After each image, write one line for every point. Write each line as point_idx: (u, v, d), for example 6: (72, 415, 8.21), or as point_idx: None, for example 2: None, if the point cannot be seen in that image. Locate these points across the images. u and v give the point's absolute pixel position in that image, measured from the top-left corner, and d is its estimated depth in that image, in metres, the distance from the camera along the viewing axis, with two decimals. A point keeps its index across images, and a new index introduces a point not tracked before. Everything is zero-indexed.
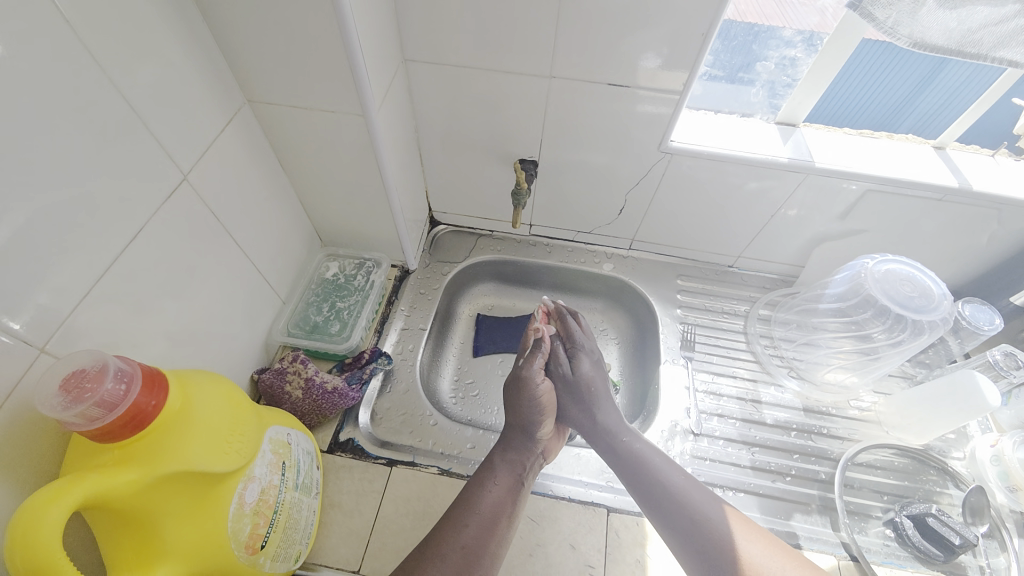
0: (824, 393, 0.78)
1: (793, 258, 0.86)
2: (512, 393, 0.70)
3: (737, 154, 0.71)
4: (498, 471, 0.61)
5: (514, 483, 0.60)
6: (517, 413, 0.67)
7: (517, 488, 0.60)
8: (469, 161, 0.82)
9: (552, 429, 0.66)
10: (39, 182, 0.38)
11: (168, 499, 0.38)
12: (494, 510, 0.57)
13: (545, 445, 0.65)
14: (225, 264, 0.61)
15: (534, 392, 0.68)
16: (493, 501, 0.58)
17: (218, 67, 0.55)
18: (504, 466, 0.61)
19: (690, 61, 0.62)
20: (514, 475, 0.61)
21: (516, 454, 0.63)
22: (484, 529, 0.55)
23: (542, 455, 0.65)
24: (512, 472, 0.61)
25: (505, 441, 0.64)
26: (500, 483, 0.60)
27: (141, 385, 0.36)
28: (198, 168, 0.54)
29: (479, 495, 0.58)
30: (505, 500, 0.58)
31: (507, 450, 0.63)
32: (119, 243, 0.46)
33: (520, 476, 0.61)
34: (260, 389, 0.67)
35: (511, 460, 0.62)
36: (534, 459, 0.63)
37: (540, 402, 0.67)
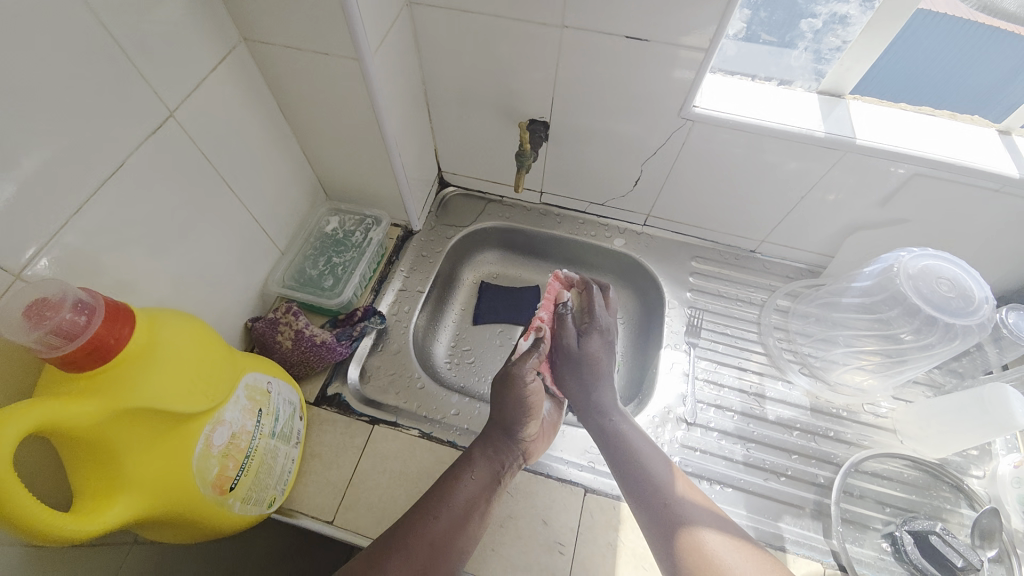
0: (837, 395, 0.72)
1: (822, 247, 0.79)
2: (498, 392, 0.63)
3: (768, 125, 0.64)
4: (476, 465, 0.58)
5: (491, 479, 0.57)
6: (501, 409, 0.62)
7: (494, 484, 0.57)
8: (477, 120, 0.78)
9: (537, 429, 0.62)
10: (7, 106, 0.38)
11: (129, 432, 0.38)
12: (467, 504, 0.55)
13: (528, 445, 0.61)
14: (219, 209, 0.61)
15: (522, 391, 0.62)
16: (469, 495, 0.55)
17: (211, 1, 0.53)
18: (483, 462, 0.58)
19: (720, 14, 0.55)
20: (493, 470, 0.58)
21: (495, 450, 0.59)
22: (456, 524, 0.53)
23: (523, 455, 0.61)
24: (490, 468, 0.58)
25: (485, 437, 0.61)
26: (477, 477, 0.57)
27: (101, 318, 0.37)
28: (187, 107, 0.53)
29: (453, 488, 0.55)
30: (479, 497, 0.56)
31: (487, 446, 0.60)
32: (99, 176, 0.45)
33: (498, 473, 0.58)
34: (252, 337, 0.68)
35: (491, 455, 0.59)
36: (513, 458, 0.60)
37: (527, 402, 0.61)
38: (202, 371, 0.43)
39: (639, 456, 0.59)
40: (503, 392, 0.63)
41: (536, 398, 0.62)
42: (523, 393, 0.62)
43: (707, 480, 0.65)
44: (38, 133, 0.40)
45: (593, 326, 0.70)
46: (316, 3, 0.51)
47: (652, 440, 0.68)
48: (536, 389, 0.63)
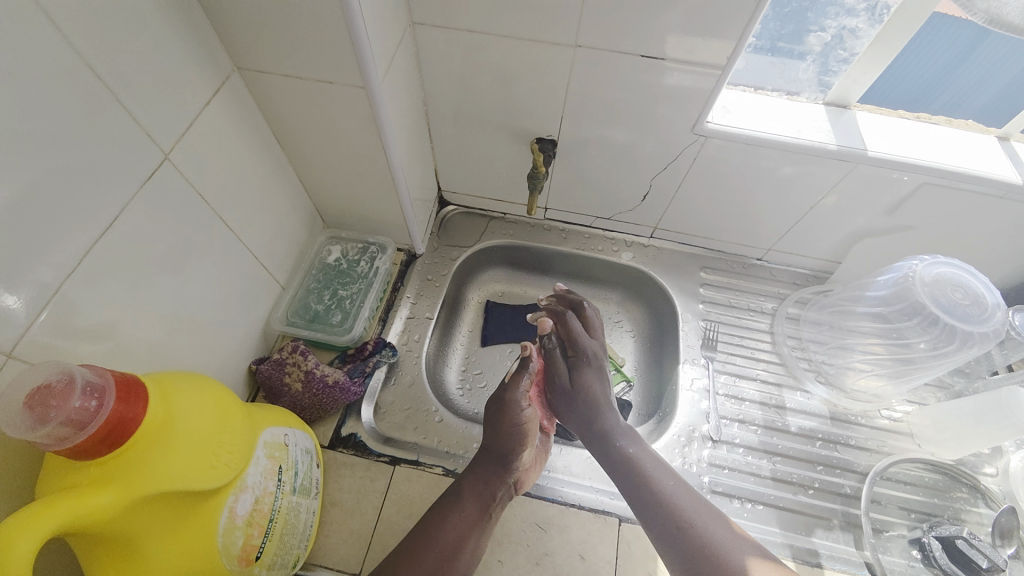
0: (853, 401, 0.73)
1: (829, 253, 0.80)
2: (493, 419, 0.61)
3: (778, 140, 0.64)
4: (465, 500, 0.55)
5: (480, 514, 0.55)
6: (493, 439, 0.59)
7: (483, 521, 0.54)
8: (480, 139, 0.76)
9: (529, 461, 0.59)
10: None
11: (148, 517, 0.36)
12: (454, 543, 0.52)
13: (519, 475, 0.59)
14: (216, 250, 0.57)
15: (517, 418, 0.60)
16: (456, 534, 0.52)
17: (202, 32, 0.49)
18: (473, 497, 0.55)
19: (730, 31, 0.54)
20: (483, 504, 0.55)
21: (485, 481, 0.57)
22: (441, 566, 0.50)
23: (514, 485, 0.59)
24: (479, 502, 0.55)
25: (475, 469, 0.58)
26: (466, 512, 0.54)
27: (114, 398, 0.34)
28: (181, 148, 0.50)
29: (440, 526, 0.52)
30: (467, 534, 0.53)
31: (477, 478, 0.57)
32: (89, 233, 0.42)
33: (488, 508, 0.55)
34: (258, 380, 0.64)
35: (481, 489, 0.56)
36: (505, 489, 0.57)
37: (521, 430, 0.59)
38: (222, 442, 0.39)
39: (661, 491, 0.54)
40: (495, 419, 0.61)
41: (529, 426, 0.60)
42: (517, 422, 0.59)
43: (738, 499, 0.64)
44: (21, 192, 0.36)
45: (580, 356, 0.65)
46: (320, 31, 0.48)
47: (680, 460, 0.67)
48: (531, 415, 0.61)
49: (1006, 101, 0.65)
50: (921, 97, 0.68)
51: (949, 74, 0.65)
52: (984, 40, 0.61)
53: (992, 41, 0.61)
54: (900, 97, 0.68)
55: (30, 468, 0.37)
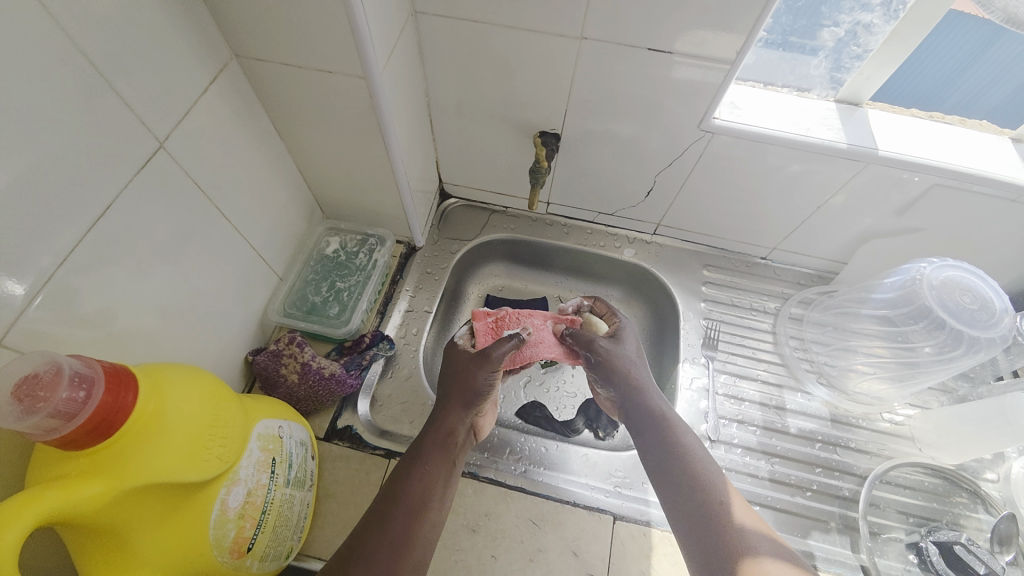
0: (855, 404, 0.72)
1: (835, 254, 0.79)
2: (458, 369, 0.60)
3: (787, 137, 0.63)
4: (431, 454, 0.53)
5: (447, 466, 0.53)
6: (451, 389, 0.58)
7: (450, 471, 0.53)
8: (482, 131, 0.75)
9: (486, 405, 0.60)
10: None
11: (138, 509, 0.35)
12: (424, 497, 0.50)
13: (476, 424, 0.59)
14: (213, 240, 0.57)
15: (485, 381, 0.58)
16: (423, 487, 0.51)
17: (199, 19, 0.48)
18: (435, 448, 0.54)
19: (742, 24, 0.53)
20: (447, 456, 0.54)
21: (448, 434, 0.55)
22: (412, 517, 0.49)
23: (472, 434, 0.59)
24: (445, 456, 0.54)
25: (436, 422, 0.56)
26: (432, 467, 0.52)
27: (103, 388, 0.33)
28: (178, 136, 0.49)
29: (405, 482, 0.51)
30: (435, 487, 0.51)
31: (439, 431, 0.55)
32: (84, 221, 0.42)
33: (453, 459, 0.54)
34: (255, 371, 0.64)
35: (445, 441, 0.55)
36: (464, 439, 0.57)
37: (486, 377, 0.58)
38: (214, 434, 0.39)
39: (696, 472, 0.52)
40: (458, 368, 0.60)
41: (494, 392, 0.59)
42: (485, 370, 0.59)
43: None
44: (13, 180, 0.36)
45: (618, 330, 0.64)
46: (319, 19, 0.47)
47: None
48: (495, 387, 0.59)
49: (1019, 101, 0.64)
50: (932, 97, 0.67)
51: (963, 74, 0.63)
52: (997, 40, 0.59)
53: (1005, 41, 0.59)
54: (914, 99, 0.67)
55: (13, 458, 0.36)
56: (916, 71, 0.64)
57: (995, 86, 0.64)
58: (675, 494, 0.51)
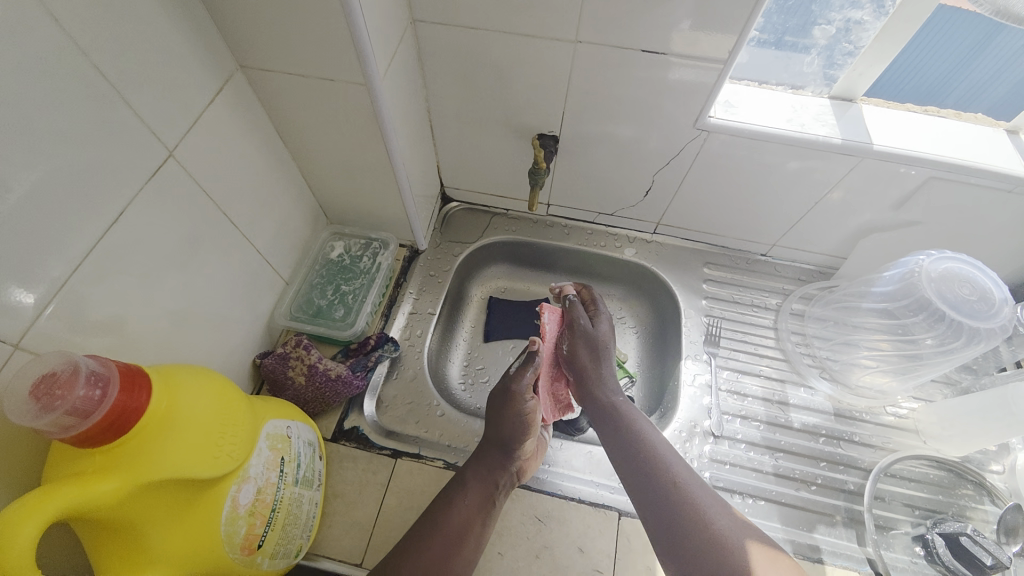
0: (858, 397, 0.72)
1: (834, 249, 0.79)
2: (498, 408, 0.61)
3: (781, 133, 0.64)
4: (469, 488, 0.56)
5: (485, 500, 0.55)
6: (495, 428, 0.60)
7: (489, 506, 0.55)
8: (482, 135, 0.76)
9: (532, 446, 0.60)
10: None
11: (150, 505, 0.37)
12: (460, 529, 0.53)
13: (521, 464, 0.60)
14: (221, 246, 0.58)
15: (522, 409, 0.60)
16: (462, 520, 0.53)
17: (205, 31, 0.50)
18: (476, 484, 0.56)
19: (732, 24, 0.54)
20: (486, 493, 0.56)
21: (489, 469, 0.57)
22: (448, 549, 0.51)
23: (516, 474, 0.60)
24: (484, 490, 0.56)
25: (477, 459, 0.59)
26: (470, 499, 0.55)
27: (118, 388, 0.35)
28: (186, 145, 0.50)
29: (445, 515, 0.53)
30: (473, 521, 0.54)
31: (479, 466, 0.58)
32: (96, 228, 0.43)
33: (492, 494, 0.56)
34: (263, 374, 0.65)
35: (484, 476, 0.57)
36: (507, 477, 0.58)
37: (525, 419, 0.59)
38: (224, 433, 0.40)
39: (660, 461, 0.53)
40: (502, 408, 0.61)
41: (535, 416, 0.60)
42: (517, 413, 0.59)
43: (739, 494, 0.64)
44: (28, 187, 0.37)
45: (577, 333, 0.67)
46: (321, 28, 0.48)
47: (680, 455, 0.67)
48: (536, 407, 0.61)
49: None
50: (933, 93, 0.67)
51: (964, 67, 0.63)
52: (997, 37, 0.59)
53: (1005, 37, 0.58)
54: (913, 93, 0.67)
55: (32, 455, 0.38)
56: (914, 65, 0.64)
57: (997, 81, 0.63)
58: (647, 497, 0.50)
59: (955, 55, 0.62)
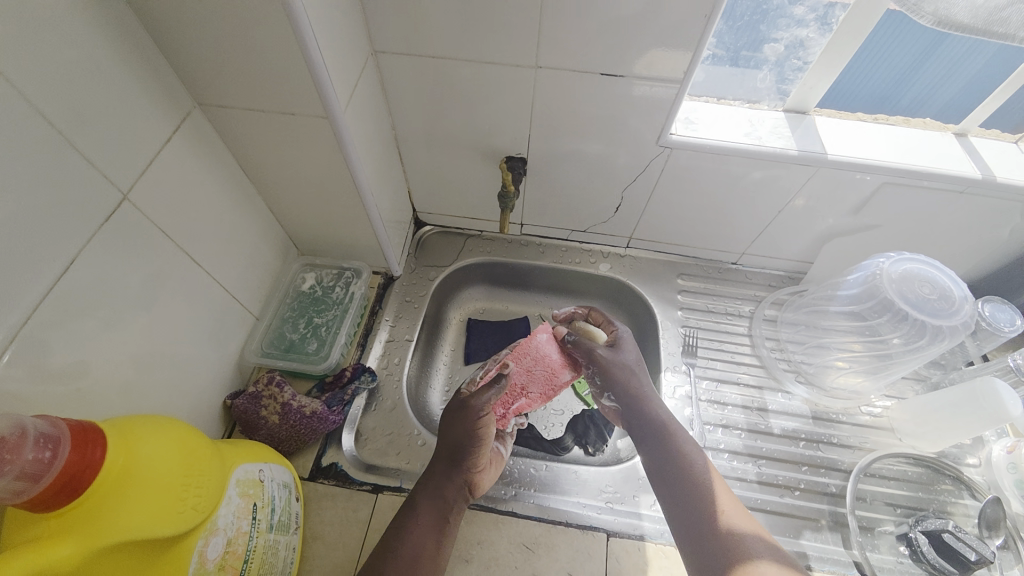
0: (833, 399, 0.74)
1: (801, 254, 0.82)
2: (449, 421, 0.60)
3: (741, 147, 0.65)
4: (420, 509, 0.54)
5: (438, 519, 0.54)
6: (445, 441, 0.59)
7: (443, 525, 0.54)
8: (451, 160, 0.77)
9: (484, 460, 0.59)
10: None
11: (110, 571, 0.34)
12: (413, 554, 0.50)
13: (472, 479, 0.57)
14: (185, 286, 0.57)
15: (472, 424, 0.58)
16: (413, 543, 0.51)
17: (159, 70, 0.49)
18: (427, 503, 0.54)
19: (686, 45, 0.56)
20: (439, 511, 0.54)
21: (437, 485, 0.56)
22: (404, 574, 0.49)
23: (468, 489, 0.58)
24: (435, 509, 0.54)
25: (427, 474, 0.57)
26: (422, 520, 0.53)
27: (70, 446, 0.33)
28: (143, 185, 0.49)
29: (397, 536, 0.51)
30: (427, 542, 0.52)
31: (429, 485, 0.56)
32: (48, 277, 0.41)
33: (445, 513, 0.54)
34: (234, 415, 0.63)
35: (434, 494, 0.55)
36: (457, 493, 0.56)
37: (477, 431, 0.58)
38: (189, 485, 0.38)
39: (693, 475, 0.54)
40: (452, 420, 0.60)
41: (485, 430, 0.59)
42: (469, 422, 0.59)
43: None
44: None
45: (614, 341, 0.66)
46: (280, 64, 0.48)
47: None
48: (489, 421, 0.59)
49: (966, 96, 0.68)
50: (886, 99, 0.70)
51: (915, 71, 0.66)
52: (945, 41, 0.63)
53: (954, 41, 0.62)
54: (867, 101, 0.71)
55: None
56: (867, 74, 0.68)
57: (944, 85, 0.68)
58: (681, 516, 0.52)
59: (905, 59, 0.65)
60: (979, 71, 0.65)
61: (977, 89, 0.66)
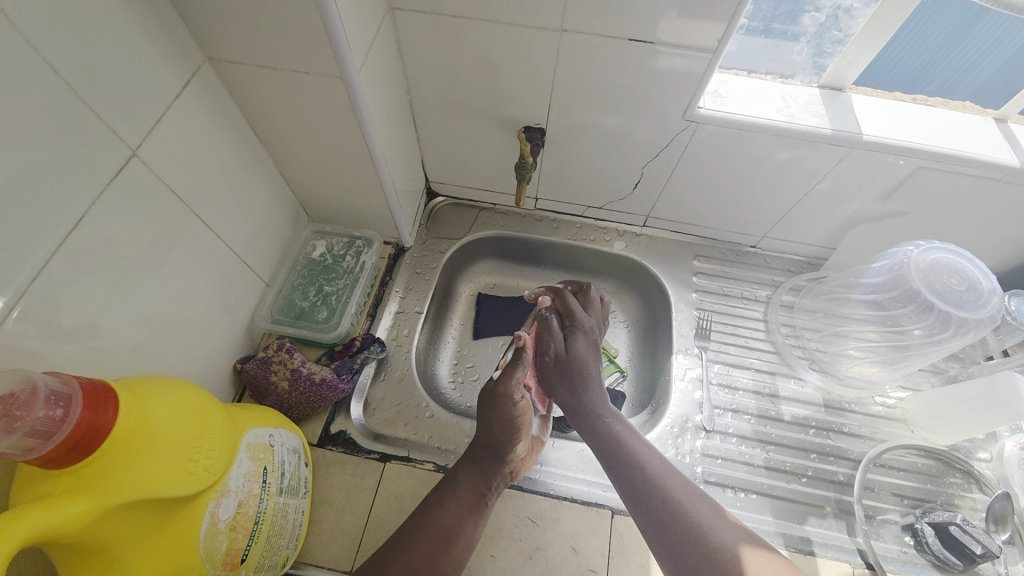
0: (847, 388, 0.73)
1: (824, 240, 0.79)
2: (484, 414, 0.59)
3: (772, 124, 0.62)
4: (460, 488, 0.55)
5: (475, 501, 0.55)
6: (484, 431, 0.58)
7: (479, 507, 0.55)
8: (466, 129, 0.74)
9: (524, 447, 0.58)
10: None
11: (123, 529, 0.35)
12: (449, 531, 0.52)
13: (513, 465, 0.58)
14: (195, 250, 0.56)
15: (510, 411, 0.58)
16: (450, 523, 0.53)
17: (167, 21, 0.47)
18: (468, 485, 0.56)
19: (721, 12, 0.52)
20: (478, 493, 0.55)
21: (480, 470, 0.56)
22: (438, 549, 0.51)
23: (509, 474, 0.59)
24: (474, 489, 0.56)
25: (467, 459, 0.58)
26: (461, 500, 0.54)
27: (82, 404, 0.33)
28: (152, 143, 0.48)
29: (433, 513, 0.53)
30: (464, 521, 0.53)
31: (473, 466, 0.57)
32: (57, 235, 0.40)
33: (483, 495, 0.55)
34: (244, 380, 0.63)
35: (476, 479, 0.56)
36: (499, 480, 0.57)
37: (516, 422, 0.58)
38: (199, 447, 0.38)
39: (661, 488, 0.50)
40: (489, 408, 0.59)
41: (523, 419, 0.58)
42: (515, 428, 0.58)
43: (732, 489, 0.64)
44: None
45: (576, 325, 0.63)
46: (294, 19, 0.46)
47: (673, 451, 0.67)
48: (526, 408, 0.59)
49: (1005, 77, 0.63)
50: (914, 79, 0.66)
51: (948, 53, 0.62)
52: (982, 19, 0.58)
53: (990, 21, 0.58)
54: (895, 81, 0.67)
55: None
56: (901, 51, 0.63)
57: (981, 65, 0.63)
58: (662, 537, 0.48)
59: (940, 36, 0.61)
60: (1020, 50, 0.60)
61: (1016, 70, 0.62)
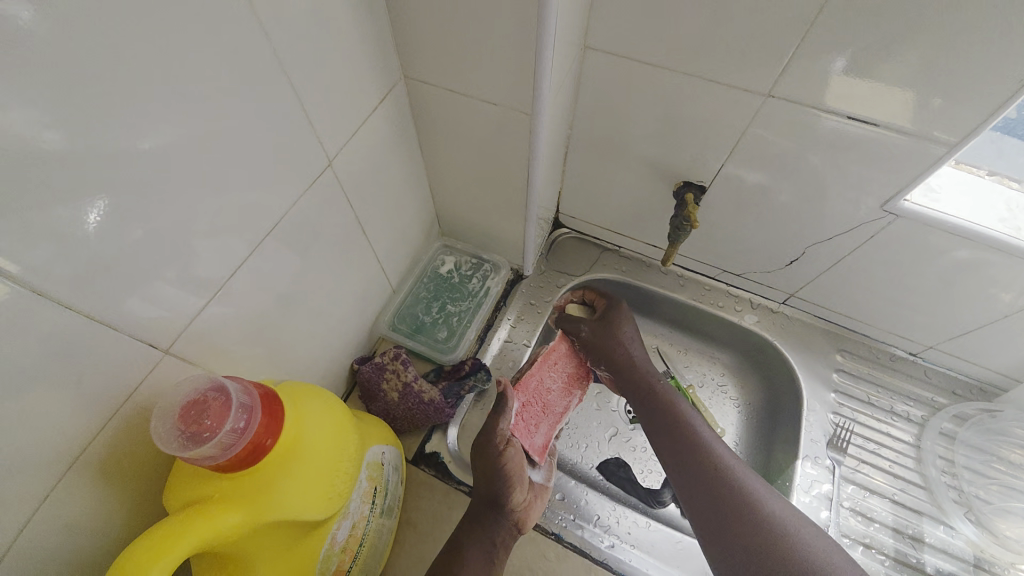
0: (1010, 554, 0.62)
1: (1011, 370, 0.66)
2: (479, 466, 0.57)
3: (994, 236, 0.53)
4: (466, 549, 0.51)
5: (486, 565, 0.51)
6: (483, 482, 0.56)
7: (492, 569, 0.51)
8: (617, 171, 0.70)
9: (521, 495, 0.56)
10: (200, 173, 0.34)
11: (262, 540, 0.35)
12: None
13: (518, 515, 0.55)
14: (349, 254, 0.57)
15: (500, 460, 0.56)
16: None
17: (383, 40, 0.48)
18: (475, 545, 0.52)
19: (978, 107, 0.44)
20: (487, 550, 0.52)
21: (484, 526, 0.53)
22: None
23: (516, 528, 0.55)
24: (483, 549, 0.52)
25: (470, 516, 0.55)
26: (471, 560, 0.50)
27: (260, 414, 0.34)
28: (344, 153, 0.49)
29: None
30: None
31: (473, 524, 0.54)
32: (258, 235, 0.42)
33: (491, 554, 0.52)
34: (357, 380, 0.64)
35: (482, 537, 0.53)
36: (505, 533, 0.54)
37: (507, 469, 0.56)
38: (337, 469, 0.39)
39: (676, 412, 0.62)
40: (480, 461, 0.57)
41: (515, 464, 0.57)
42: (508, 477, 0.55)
43: None
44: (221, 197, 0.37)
45: (611, 309, 0.70)
46: (505, 57, 0.45)
47: None
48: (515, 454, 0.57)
49: None
50: None
51: None
52: None
53: None
54: None
55: (135, 462, 0.35)
56: None
57: None
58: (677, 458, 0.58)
59: None
60: None
61: None
